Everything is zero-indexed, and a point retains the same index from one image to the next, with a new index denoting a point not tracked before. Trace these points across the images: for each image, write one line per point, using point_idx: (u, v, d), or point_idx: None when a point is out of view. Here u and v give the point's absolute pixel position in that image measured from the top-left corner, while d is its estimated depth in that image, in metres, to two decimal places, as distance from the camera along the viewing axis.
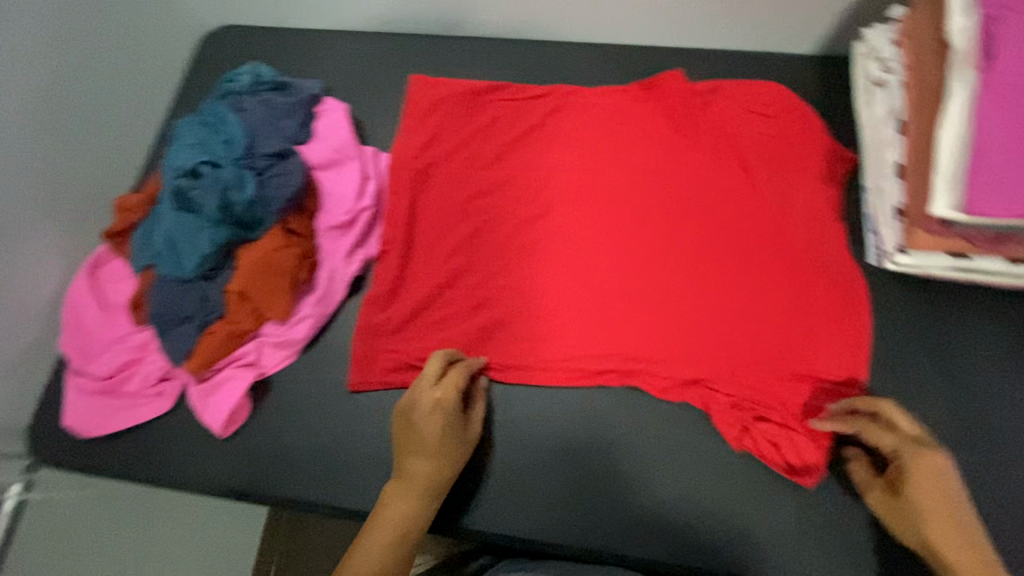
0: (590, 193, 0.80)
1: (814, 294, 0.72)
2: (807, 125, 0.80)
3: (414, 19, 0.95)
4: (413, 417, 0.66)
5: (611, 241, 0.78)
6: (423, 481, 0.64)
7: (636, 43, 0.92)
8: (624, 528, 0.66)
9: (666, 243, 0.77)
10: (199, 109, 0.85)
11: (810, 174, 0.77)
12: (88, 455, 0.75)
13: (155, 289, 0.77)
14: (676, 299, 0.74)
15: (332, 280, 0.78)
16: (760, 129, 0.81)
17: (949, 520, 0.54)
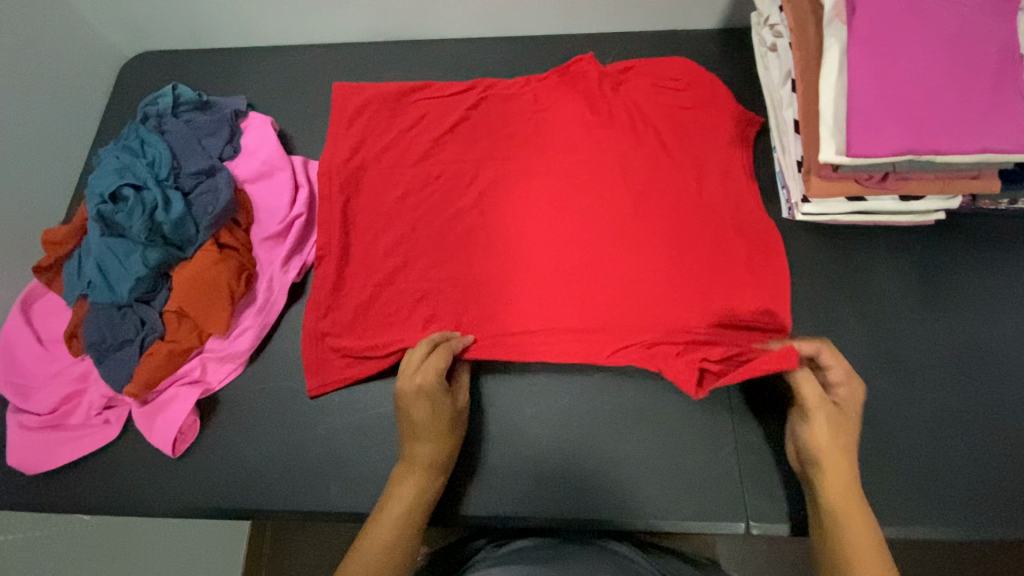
0: (522, 178, 0.80)
1: (735, 250, 0.74)
2: (717, 89, 0.82)
3: (333, 30, 0.97)
4: (411, 401, 0.64)
5: (549, 227, 0.77)
6: (421, 461, 0.63)
7: (550, 33, 0.96)
8: (569, 490, 0.68)
9: (603, 223, 0.77)
10: (121, 135, 0.84)
11: (723, 136, 0.80)
12: (35, 493, 0.74)
13: (90, 318, 0.76)
14: (613, 275, 0.75)
15: (272, 289, 0.79)
16: (681, 102, 0.82)
17: (849, 481, 0.58)
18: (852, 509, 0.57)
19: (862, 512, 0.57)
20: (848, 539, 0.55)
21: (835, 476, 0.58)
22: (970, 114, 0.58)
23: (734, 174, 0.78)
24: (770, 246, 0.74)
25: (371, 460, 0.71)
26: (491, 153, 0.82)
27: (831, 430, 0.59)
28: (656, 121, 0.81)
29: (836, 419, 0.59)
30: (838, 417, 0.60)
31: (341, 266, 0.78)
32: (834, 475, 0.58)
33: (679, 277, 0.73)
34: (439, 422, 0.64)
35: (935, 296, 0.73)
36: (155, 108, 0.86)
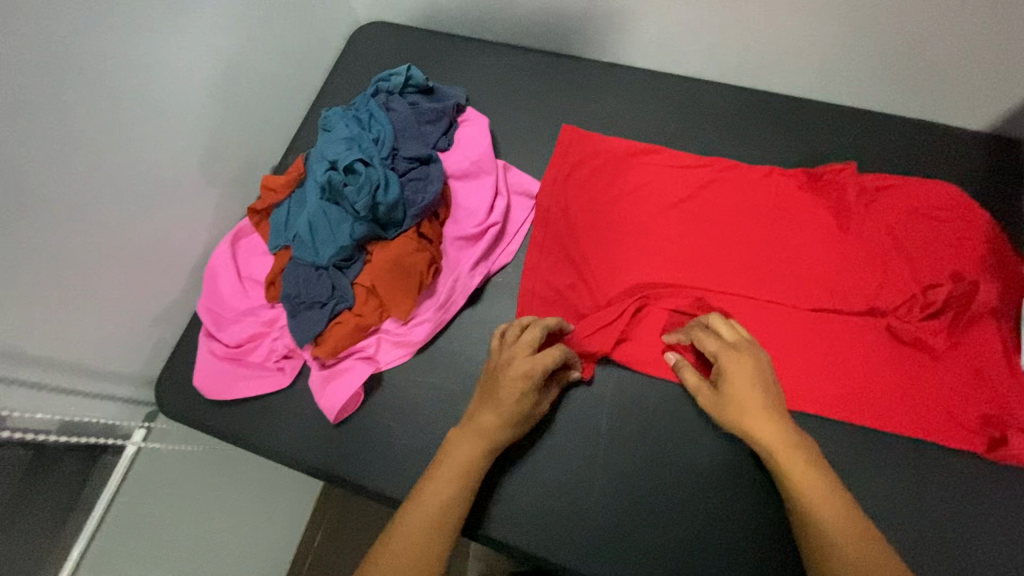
0: (736, 272, 0.76)
1: (958, 397, 0.67)
2: (980, 218, 0.74)
3: (560, 40, 0.96)
4: (501, 378, 0.65)
5: (749, 313, 0.74)
6: (482, 441, 0.63)
7: (785, 92, 0.89)
8: (667, 513, 0.65)
9: (811, 326, 0.72)
10: (351, 104, 0.88)
11: (975, 270, 0.72)
12: (208, 415, 0.81)
13: (290, 271, 0.81)
14: (830, 397, 0.68)
15: (454, 289, 0.80)
16: (929, 217, 0.75)
17: (770, 422, 0.58)
18: (791, 455, 0.56)
19: (800, 456, 0.56)
20: (796, 483, 0.54)
21: (740, 403, 0.60)
22: None
23: (973, 314, 0.70)
24: (1000, 409, 0.66)
25: (507, 486, 0.69)
26: (702, 213, 0.80)
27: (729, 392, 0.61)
28: (893, 230, 0.75)
29: (736, 369, 0.62)
30: (730, 370, 0.62)
31: (533, 290, 0.80)
32: (751, 415, 0.59)
33: (886, 410, 0.67)
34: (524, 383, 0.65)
35: None
36: (387, 85, 0.89)
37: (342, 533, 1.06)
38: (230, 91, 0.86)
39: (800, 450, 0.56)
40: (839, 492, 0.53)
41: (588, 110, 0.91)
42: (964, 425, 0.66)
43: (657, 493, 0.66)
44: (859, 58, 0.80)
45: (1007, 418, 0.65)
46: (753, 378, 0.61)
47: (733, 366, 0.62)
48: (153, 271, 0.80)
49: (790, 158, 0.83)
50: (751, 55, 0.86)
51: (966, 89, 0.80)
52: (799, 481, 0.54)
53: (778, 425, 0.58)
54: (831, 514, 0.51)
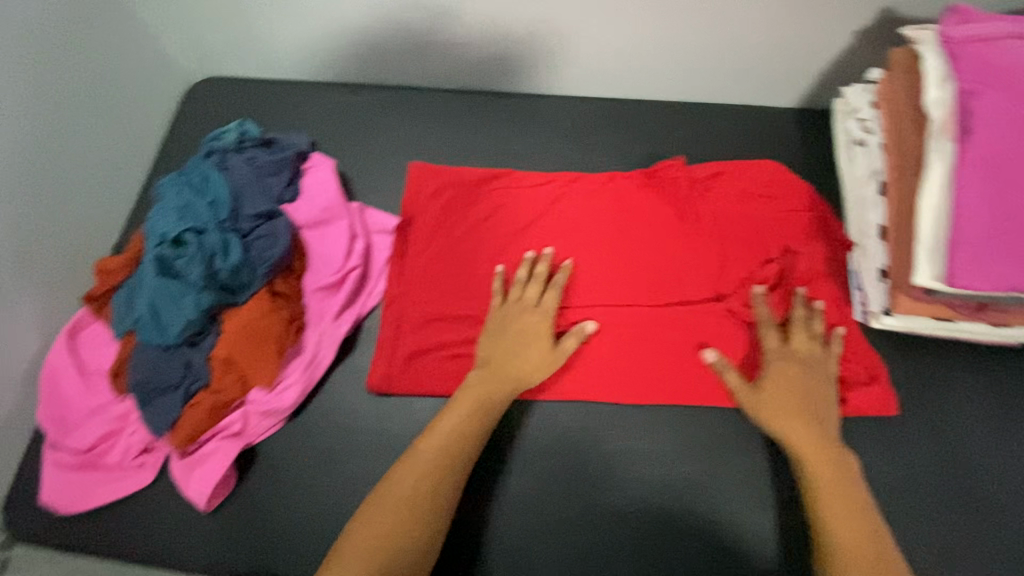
0: (595, 280, 0.78)
1: None
2: (799, 191, 0.80)
3: (402, 71, 0.96)
4: (517, 325, 0.72)
5: (614, 314, 0.76)
6: (491, 387, 0.68)
7: (620, 95, 0.94)
8: (557, 528, 0.66)
9: (671, 320, 0.75)
10: (183, 168, 0.84)
11: (802, 238, 0.77)
12: (67, 533, 0.73)
13: (137, 357, 0.74)
14: (691, 386, 0.71)
15: (320, 344, 0.77)
16: (760, 195, 0.80)
17: (810, 427, 0.63)
18: (817, 450, 0.61)
19: (825, 450, 0.62)
20: (823, 513, 0.57)
21: (781, 411, 0.64)
22: None
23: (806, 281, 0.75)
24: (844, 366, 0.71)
25: None
26: (555, 228, 0.81)
27: (782, 410, 0.64)
28: (730, 211, 0.79)
29: (779, 375, 0.67)
30: (772, 377, 0.67)
31: (401, 328, 0.77)
32: (788, 421, 0.64)
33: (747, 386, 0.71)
34: (529, 346, 0.71)
35: (1016, 426, 0.68)
36: (220, 144, 0.85)
37: None
38: (40, 177, 0.79)
39: (834, 466, 0.60)
40: (863, 509, 0.58)
41: (438, 137, 0.91)
42: None
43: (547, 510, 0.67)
44: (671, 53, 0.86)
45: (850, 373, 0.71)
46: (801, 385, 0.66)
47: (784, 370, 0.67)
48: None
49: (630, 158, 0.88)
50: (577, 63, 0.89)
51: (771, 73, 0.86)
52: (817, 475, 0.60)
53: (821, 426, 0.63)
54: (846, 532, 0.56)
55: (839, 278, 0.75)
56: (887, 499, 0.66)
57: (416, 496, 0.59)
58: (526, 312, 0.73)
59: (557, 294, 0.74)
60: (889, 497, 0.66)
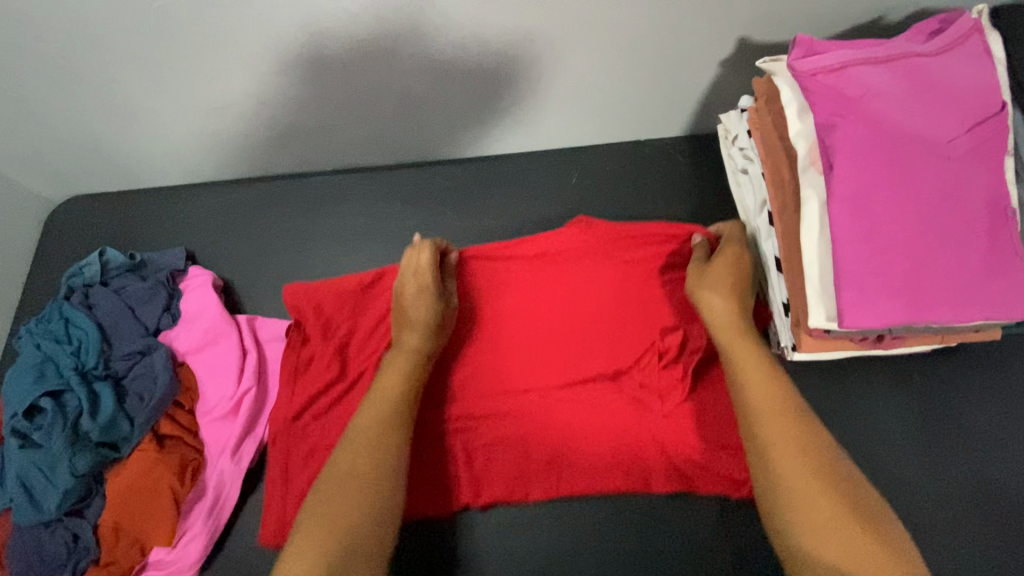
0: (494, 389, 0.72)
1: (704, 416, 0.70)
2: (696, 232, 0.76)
3: (280, 163, 0.91)
4: (406, 287, 0.72)
5: (515, 404, 0.72)
6: (408, 362, 0.67)
7: (510, 152, 0.91)
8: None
9: (571, 409, 0.71)
10: (42, 314, 0.76)
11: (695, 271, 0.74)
12: None
13: (14, 541, 0.67)
14: (597, 471, 0.69)
15: (220, 483, 0.70)
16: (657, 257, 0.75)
17: (768, 382, 0.59)
18: (778, 417, 0.57)
19: (795, 421, 0.56)
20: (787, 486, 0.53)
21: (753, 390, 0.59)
22: (970, 279, 0.54)
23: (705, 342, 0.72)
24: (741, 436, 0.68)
25: None
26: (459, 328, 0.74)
27: (751, 358, 0.61)
28: (626, 279, 0.74)
29: (735, 324, 0.64)
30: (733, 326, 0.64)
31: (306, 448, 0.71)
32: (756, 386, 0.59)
33: (647, 468, 0.69)
34: (428, 309, 0.70)
35: (935, 433, 0.69)
36: (82, 278, 0.78)
37: None
38: None
39: (798, 417, 0.57)
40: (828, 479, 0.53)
41: (328, 231, 0.88)
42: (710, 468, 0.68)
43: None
44: (549, 108, 0.83)
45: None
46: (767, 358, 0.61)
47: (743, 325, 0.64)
48: None
49: (525, 221, 0.87)
50: (459, 130, 0.87)
51: (650, 112, 0.85)
52: (777, 451, 0.55)
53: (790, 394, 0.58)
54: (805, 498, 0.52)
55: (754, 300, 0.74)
56: None
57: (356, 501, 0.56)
58: (421, 278, 0.72)
59: (434, 257, 0.73)
60: None
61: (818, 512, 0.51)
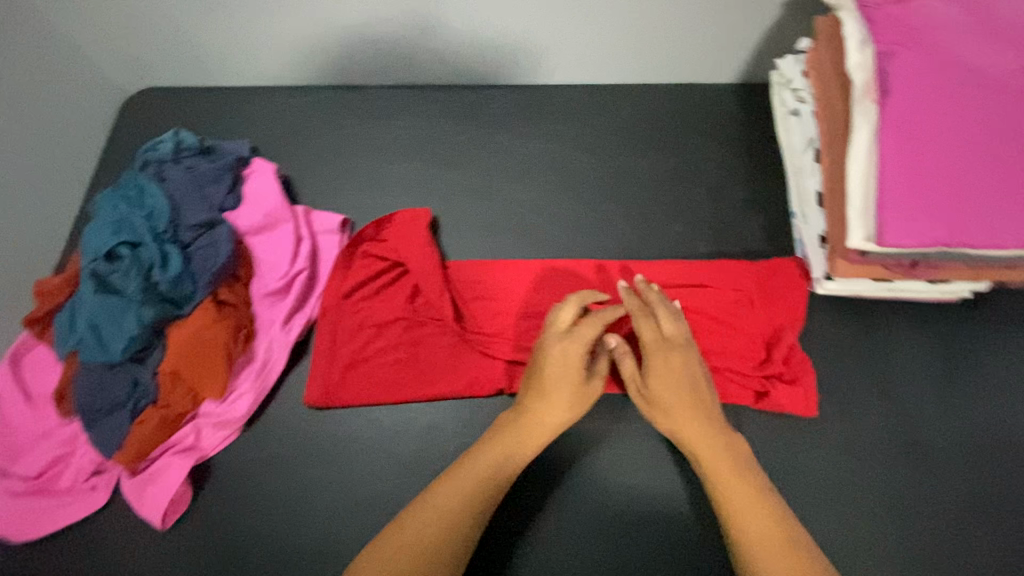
0: (534, 299, 0.79)
1: (740, 330, 0.73)
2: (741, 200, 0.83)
3: (344, 69, 0.95)
4: (548, 362, 0.64)
5: None
6: (552, 416, 0.63)
7: (566, 81, 0.94)
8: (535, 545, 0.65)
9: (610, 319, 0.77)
10: (119, 182, 0.82)
11: (734, 216, 0.82)
12: (24, 563, 0.71)
13: (80, 378, 0.73)
14: None
15: (270, 349, 0.76)
16: (697, 200, 0.83)
17: (705, 430, 0.62)
18: (721, 465, 0.60)
19: (733, 468, 0.59)
20: (732, 512, 0.56)
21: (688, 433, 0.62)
22: (1010, 207, 0.56)
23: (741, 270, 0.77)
24: (773, 348, 0.72)
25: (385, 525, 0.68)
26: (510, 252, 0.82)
27: (693, 418, 0.62)
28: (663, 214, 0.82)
29: (661, 369, 0.65)
30: (656, 366, 0.65)
31: (362, 325, 0.77)
32: (691, 432, 0.62)
33: None
34: (570, 387, 0.64)
35: (963, 378, 0.70)
36: (156, 154, 0.83)
37: None
38: None
39: (727, 452, 0.60)
40: (772, 513, 0.56)
41: (384, 136, 0.91)
42: (746, 376, 0.71)
43: (545, 557, 0.64)
44: (608, 34, 0.86)
45: (782, 356, 0.71)
46: (684, 380, 0.64)
47: (675, 383, 0.64)
48: None
49: (578, 145, 0.88)
50: (520, 51, 0.89)
51: (708, 49, 0.87)
52: (720, 482, 0.58)
53: (717, 430, 0.62)
54: (749, 522, 0.55)
55: (780, 239, 0.80)
56: (843, 458, 0.66)
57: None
58: (570, 346, 0.65)
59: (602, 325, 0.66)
60: (846, 456, 0.67)
61: (771, 550, 0.53)
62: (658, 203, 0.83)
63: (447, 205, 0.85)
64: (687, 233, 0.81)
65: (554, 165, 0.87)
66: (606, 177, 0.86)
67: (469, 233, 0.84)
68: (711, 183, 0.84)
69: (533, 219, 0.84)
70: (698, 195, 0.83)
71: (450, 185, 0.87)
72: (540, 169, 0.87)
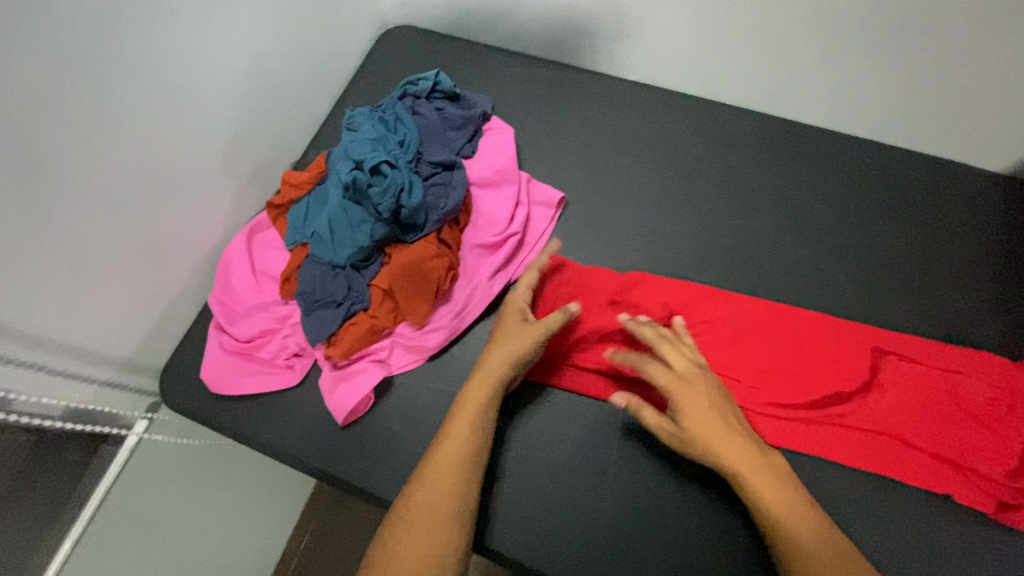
0: (752, 336, 0.75)
1: (967, 435, 0.68)
2: (978, 297, 0.77)
3: (591, 52, 0.97)
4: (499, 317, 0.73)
5: (761, 348, 0.75)
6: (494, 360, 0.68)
7: (807, 120, 0.91)
8: (661, 521, 0.66)
9: (815, 378, 0.73)
10: (378, 105, 0.88)
11: (965, 311, 0.76)
12: (215, 410, 0.80)
13: (305, 267, 0.80)
14: (821, 438, 0.69)
15: (470, 297, 0.79)
16: (925, 281, 0.78)
17: (707, 408, 0.64)
18: (728, 442, 0.62)
19: (742, 451, 0.62)
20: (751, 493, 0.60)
21: (707, 433, 0.63)
22: None
23: (970, 370, 0.71)
24: (1007, 464, 0.66)
25: (533, 493, 0.69)
26: (713, 275, 0.81)
27: (700, 400, 0.65)
28: (885, 284, 0.78)
29: (670, 345, 0.69)
30: (665, 343, 0.69)
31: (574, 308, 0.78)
32: (714, 437, 0.63)
33: (891, 460, 0.68)
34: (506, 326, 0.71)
35: None
36: (414, 88, 0.89)
37: (333, 532, 1.10)
38: (257, 85, 0.88)
39: (728, 428, 0.63)
40: (784, 490, 0.60)
41: (614, 126, 0.92)
42: (975, 482, 0.66)
43: (674, 532, 0.66)
44: (879, 89, 0.82)
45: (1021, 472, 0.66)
46: (683, 356, 0.68)
47: (696, 386, 0.65)
48: (177, 262, 0.83)
49: (809, 187, 0.85)
50: (776, 81, 0.87)
51: (984, 130, 0.81)
52: (718, 458, 0.62)
53: (719, 410, 0.64)
54: (765, 500, 0.59)
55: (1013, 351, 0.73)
56: None
57: (435, 531, 0.57)
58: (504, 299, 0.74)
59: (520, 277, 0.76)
60: None
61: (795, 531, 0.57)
62: (883, 271, 0.79)
63: (662, 209, 0.86)
64: (912, 313, 0.76)
65: (779, 201, 0.85)
66: (832, 228, 0.82)
67: (676, 243, 0.83)
68: (946, 268, 0.79)
69: (746, 248, 0.82)
70: (931, 277, 0.78)
71: (670, 191, 0.87)
72: (763, 200, 0.85)
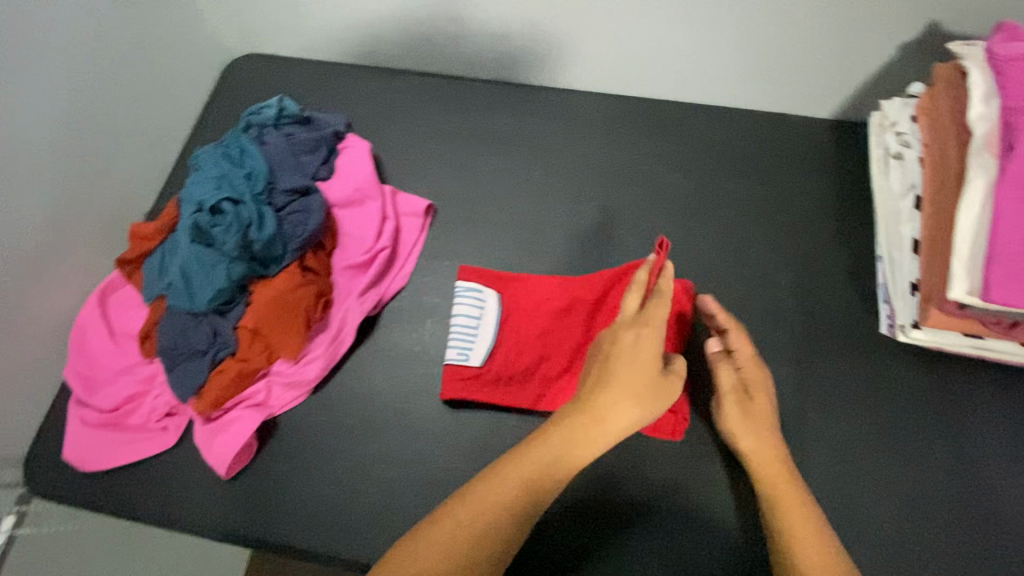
0: None
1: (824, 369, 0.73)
2: (823, 237, 0.82)
3: (443, 58, 0.97)
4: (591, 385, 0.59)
5: None
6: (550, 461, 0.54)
7: (657, 95, 0.95)
8: (559, 518, 0.67)
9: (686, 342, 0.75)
10: (222, 140, 0.84)
11: (814, 252, 0.81)
12: (87, 490, 0.74)
13: (164, 321, 0.76)
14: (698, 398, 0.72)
15: (343, 321, 0.78)
16: (777, 230, 0.83)
17: (747, 423, 0.65)
18: (771, 461, 0.63)
19: (778, 468, 0.62)
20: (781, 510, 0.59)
21: (753, 446, 0.64)
22: None
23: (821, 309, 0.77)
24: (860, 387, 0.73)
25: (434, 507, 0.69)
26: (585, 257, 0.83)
27: (746, 416, 0.65)
28: (742, 240, 0.83)
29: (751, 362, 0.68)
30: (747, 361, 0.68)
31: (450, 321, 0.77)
32: (753, 449, 0.64)
33: None
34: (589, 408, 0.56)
35: None
36: (259, 118, 0.86)
37: None
38: (89, 138, 0.83)
39: (773, 446, 0.64)
40: (813, 509, 0.59)
41: (475, 128, 0.93)
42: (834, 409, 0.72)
43: (572, 527, 0.67)
44: (711, 57, 0.87)
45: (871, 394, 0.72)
46: (758, 373, 0.68)
47: (756, 401, 0.66)
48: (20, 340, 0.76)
49: (665, 158, 0.88)
50: (622, 61, 0.90)
51: (808, 83, 0.88)
52: (757, 469, 0.63)
53: (764, 427, 0.65)
54: (792, 516, 0.59)
55: (857, 283, 0.79)
56: (896, 505, 0.68)
57: None
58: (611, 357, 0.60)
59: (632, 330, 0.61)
60: (898, 501, 0.68)
61: (812, 546, 0.56)
62: (739, 227, 0.83)
63: (532, 201, 0.87)
64: (768, 262, 0.81)
65: (639, 176, 0.88)
66: (690, 194, 0.86)
67: (548, 232, 0.85)
68: (794, 215, 0.84)
69: (614, 227, 0.84)
70: (782, 225, 0.83)
71: (535, 183, 0.88)
72: (624, 179, 0.88)
